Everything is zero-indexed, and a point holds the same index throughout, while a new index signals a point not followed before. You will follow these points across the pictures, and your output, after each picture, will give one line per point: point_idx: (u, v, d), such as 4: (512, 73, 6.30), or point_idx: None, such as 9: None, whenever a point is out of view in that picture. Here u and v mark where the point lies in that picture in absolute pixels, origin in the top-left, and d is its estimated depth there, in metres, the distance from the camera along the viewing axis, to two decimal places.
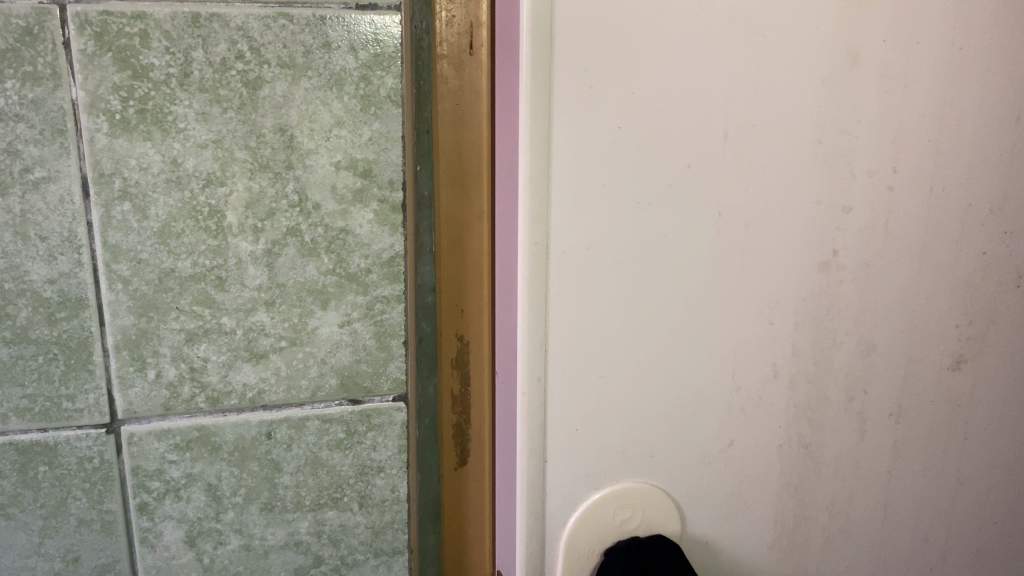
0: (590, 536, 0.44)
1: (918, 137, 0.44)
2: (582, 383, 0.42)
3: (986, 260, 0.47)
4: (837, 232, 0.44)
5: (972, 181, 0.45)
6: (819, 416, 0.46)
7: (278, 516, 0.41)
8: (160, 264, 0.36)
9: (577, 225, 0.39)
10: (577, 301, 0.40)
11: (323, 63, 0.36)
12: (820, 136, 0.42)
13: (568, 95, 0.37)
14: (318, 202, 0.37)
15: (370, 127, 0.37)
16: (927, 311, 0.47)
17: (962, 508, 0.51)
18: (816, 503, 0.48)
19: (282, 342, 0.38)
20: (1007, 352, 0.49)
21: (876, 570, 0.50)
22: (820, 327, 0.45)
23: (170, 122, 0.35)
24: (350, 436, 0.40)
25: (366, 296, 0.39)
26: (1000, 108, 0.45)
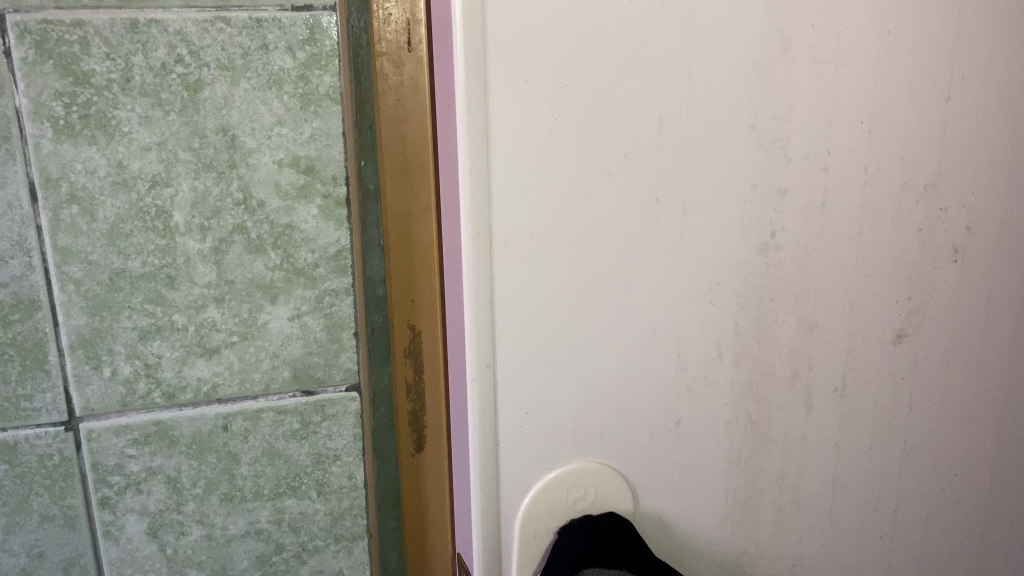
0: (543, 517, 0.46)
1: (852, 119, 0.45)
2: (531, 368, 0.43)
3: (923, 236, 0.48)
4: (775, 214, 0.45)
5: (906, 160, 0.47)
6: (764, 392, 0.48)
7: (238, 506, 0.42)
8: (110, 264, 0.37)
9: (518, 215, 0.40)
10: (523, 289, 0.42)
11: (261, 64, 0.37)
12: (755, 121, 0.43)
13: (503, 89, 0.38)
14: (263, 200, 0.38)
15: (311, 125, 0.38)
16: (868, 288, 0.48)
17: (907, 476, 0.53)
18: (766, 476, 0.49)
19: (234, 337, 0.40)
20: (947, 324, 0.50)
21: (827, 538, 0.52)
22: (762, 307, 0.46)
23: (114, 126, 0.36)
24: (305, 426, 0.41)
25: (315, 289, 0.40)
26: (931, 88, 0.46)
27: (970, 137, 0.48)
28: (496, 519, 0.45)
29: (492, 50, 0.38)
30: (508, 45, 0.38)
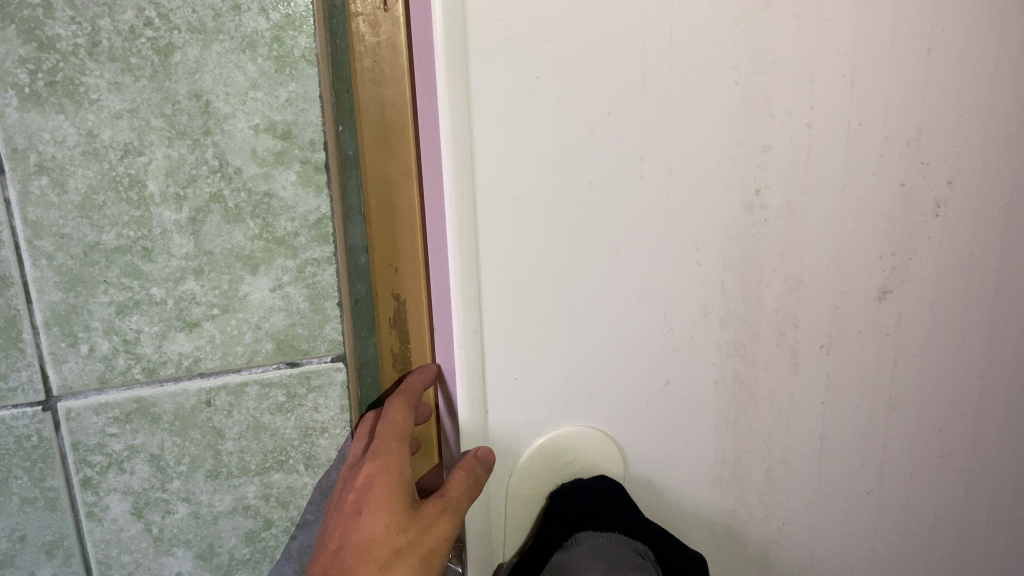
0: (532, 482, 0.47)
1: (834, 73, 0.45)
2: (519, 333, 0.43)
3: (905, 191, 0.48)
4: (759, 172, 0.45)
5: (888, 115, 0.47)
6: (751, 352, 0.48)
7: (224, 482, 0.41)
8: (83, 237, 0.36)
9: (503, 178, 0.40)
10: (509, 253, 0.41)
11: (234, 26, 0.36)
12: (738, 78, 0.42)
13: (483, 47, 0.37)
14: (239, 166, 0.37)
15: (287, 88, 0.37)
16: (852, 244, 0.48)
17: (890, 430, 0.54)
18: (754, 435, 0.50)
19: (214, 310, 0.39)
20: (930, 279, 0.51)
21: (815, 494, 0.53)
22: (748, 266, 0.46)
23: (82, 93, 0.35)
24: (290, 399, 0.41)
25: (296, 259, 0.39)
26: (912, 41, 0.46)
27: (952, 90, 0.48)
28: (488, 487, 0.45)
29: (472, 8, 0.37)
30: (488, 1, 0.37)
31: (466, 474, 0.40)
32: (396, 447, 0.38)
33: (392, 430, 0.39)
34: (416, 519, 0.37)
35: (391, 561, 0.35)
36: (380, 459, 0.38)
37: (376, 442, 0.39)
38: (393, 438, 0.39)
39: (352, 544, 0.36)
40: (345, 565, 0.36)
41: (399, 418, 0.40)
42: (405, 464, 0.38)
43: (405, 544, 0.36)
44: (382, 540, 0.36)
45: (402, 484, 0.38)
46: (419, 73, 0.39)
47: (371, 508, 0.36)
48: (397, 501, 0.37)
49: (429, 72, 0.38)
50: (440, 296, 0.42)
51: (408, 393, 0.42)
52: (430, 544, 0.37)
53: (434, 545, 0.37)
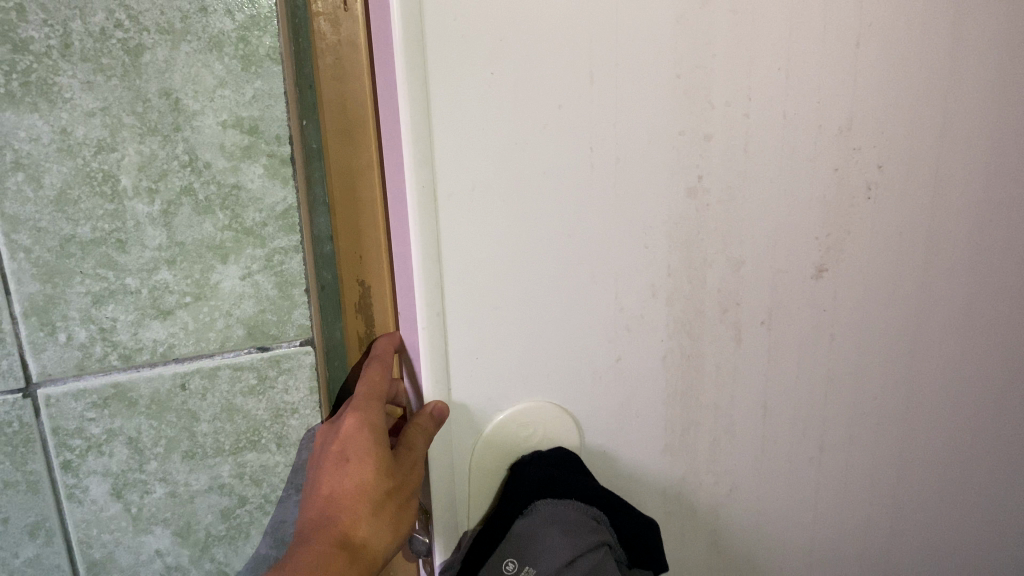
0: (494, 456, 0.49)
1: (770, 66, 0.47)
2: (478, 315, 0.45)
3: (838, 175, 0.52)
4: (701, 159, 0.47)
5: (821, 104, 0.50)
6: (697, 328, 0.51)
7: (199, 462, 0.43)
8: (60, 231, 0.38)
9: (460, 169, 0.42)
10: (467, 240, 0.43)
11: (201, 27, 0.37)
12: (680, 71, 0.45)
13: (440, 44, 0.40)
14: (209, 161, 0.39)
15: (253, 86, 0.39)
16: (790, 226, 0.51)
17: (829, 399, 0.57)
18: (701, 406, 0.53)
19: (187, 298, 0.41)
20: (863, 258, 0.54)
21: (759, 461, 0.57)
22: (693, 248, 0.49)
23: (55, 92, 0.36)
24: (261, 381, 0.43)
25: (264, 248, 0.41)
26: (842, 34, 0.49)
27: (880, 79, 0.51)
28: (450, 461, 0.48)
29: (429, 10, 0.39)
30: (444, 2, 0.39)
31: (431, 421, 0.45)
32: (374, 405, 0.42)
33: (371, 388, 0.43)
34: (396, 467, 0.43)
35: (380, 503, 0.41)
36: (365, 415, 0.42)
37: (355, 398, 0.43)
38: (371, 394, 0.43)
39: (344, 490, 0.41)
40: (338, 505, 0.40)
41: (376, 377, 0.44)
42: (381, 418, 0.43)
43: (390, 488, 0.42)
44: (372, 483, 0.41)
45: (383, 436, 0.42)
46: (379, 70, 0.41)
47: (361, 457, 0.41)
48: (382, 450, 0.41)
49: (390, 68, 0.40)
50: (405, 279, 0.45)
51: (382, 356, 0.45)
52: (406, 488, 0.43)
53: (409, 489, 0.43)
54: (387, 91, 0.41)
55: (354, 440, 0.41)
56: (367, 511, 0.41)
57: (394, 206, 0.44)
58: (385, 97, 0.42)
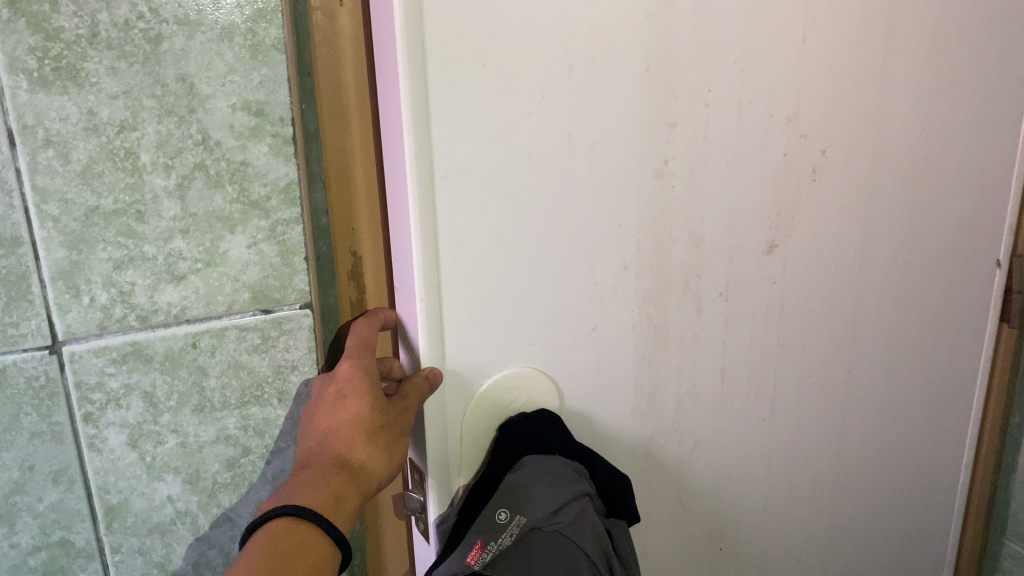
0: (484, 418, 0.54)
1: (727, 61, 0.53)
2: (469, 287, 0.49)
3: (787, 159, 0.58)
4: (666, 146, 0.53)
5: (772, 95, 0.56)
6: (663, 300, 0.57)
7: (208, 415, 0.47)
8: (85, 202, 0.42)
9: (454, 152, 0.46)
10: (459, 217, 0.48)
11: (214, 19, 0.42)
12: (649, 64, 0.50)
13: (437, 38, 0.43)
14: (219, 140, 0.43)
15: (259, 73, 0.43)
16: (744, 206, 0.58)
17: (779, 362, 0.64)
18: (667, 372, 0.59)
19: (198, 264, 0.45)
20: (810, 233, 0.62)
21: (720, 419, 0.63)
22: (660, 227, 0.55)
23: (83, 77, 0.40)
24: (264, 340, 0.47)
25: (268, 219, 0.45)
26: (789, 32, 0.55)
27: (822, 73, 0.58)
28: (443, 423, 0.52)
29: (427, 10, 0.43)
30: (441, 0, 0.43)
31: (426, 383, 0.48)
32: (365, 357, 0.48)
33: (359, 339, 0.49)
34: (388, 409, 0.47)
35: (374, 435, 0.46)
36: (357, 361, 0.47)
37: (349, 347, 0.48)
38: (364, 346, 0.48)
39: (341, 425, 0.45)
40: (335, 436, 0.45)
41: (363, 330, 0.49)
42: (373, 365, 0.48)
43: (384, 423, 0.46)
44: (368, 416, 0.45)
45: (375, 380, 0.47)
46: (380, 57, 0.45)
47: (356, 395, 0.46)
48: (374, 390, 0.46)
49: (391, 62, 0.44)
50: (404, 255, 0.48)
51: (370, 316, 0.51)
52: (399, 426, 0.47)
53: (402, 427, 0.47)
54: (387, 78, 0.45)
55: (349, 382, 0.46)
56: (363, 441, 0.45)
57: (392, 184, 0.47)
58: (386, 87, 0.46)
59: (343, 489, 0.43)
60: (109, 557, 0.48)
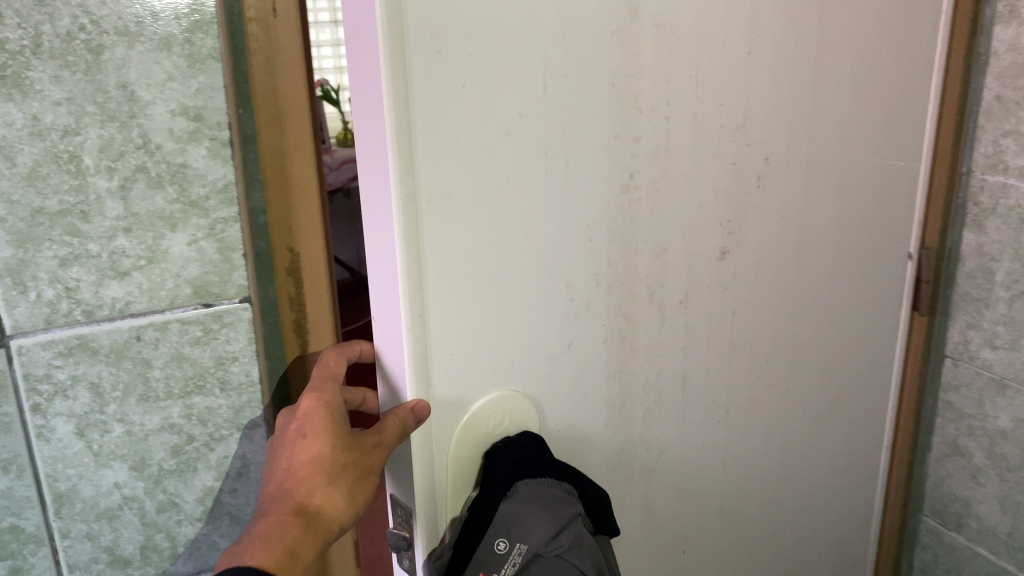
0: (468, 443, 0.57)
1: (686, 76, 0.57)
2: (452, 307, 0.52)
3: (737, 167, 0.63)
4: (631, 159, 0.57)
5: (724, 107, 0.60)
6: (630, 310, 0.61)
7: (153, 404, 0.50)
8: (31, 203, 0.45)
9: (436, 177, 0.49)
10: (441, 241, 0.50)
11: (153, 30, 0.44)
12: (615, 80, 0.54)
13: (420, 67, 0.46)
14: (160, 143, 0.46)
15: (197, 80, 0.46)
16: (699, 214, 0.62)
17: (733, 362, 0.69)
18: (634, 378, 0.63)
19: (141, 261, 0.47)
20: (759, 240, 0.66)
21: (681, 421, 0.67)
22: (625, 238, 0.59)
23: (28, 85, 0.43)
24: (206, 333, 0.50)
25: (207, 218, 0.48)
26: (737, 47, 0.59)
27: (767, 86, 0.62)
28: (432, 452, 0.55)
29: (411, 37, 0.45)
30: (424, 29, 0.45)
31: (408, 417, 0.50)
32: (328, 397, 0.50)
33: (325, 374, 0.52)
34: (356, 448, 0.49)
35: (331, 478, 0.48)
36: (318, 402, 0.49)
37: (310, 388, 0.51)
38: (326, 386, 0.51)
39: (300, 466, 0.48)
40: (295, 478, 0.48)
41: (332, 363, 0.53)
42: (337, 405, 0.50)
43: (344, 464, 0.48)
44: (327, 457, 0.48)
45: (335, 420, 0.50)
46: (360, 91, 0.47)
47: (314, 437, 0.48)
48: (335, 431, 0.49)
49: (371, 93, 0.46)
50: (381, 277, 0.50)
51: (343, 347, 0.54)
52: (364, 465, 0.49)
53: (368, 465, 0.49)
54: (364, 110, 0.47)
55: (308, 423, 0.49)
56: (317, 485, 0.48)
57: (372, 214, 0.49)
58: (362, 115, 0.47)
59: (294, 536, 0.46)
60: (59, 541, 0.51)
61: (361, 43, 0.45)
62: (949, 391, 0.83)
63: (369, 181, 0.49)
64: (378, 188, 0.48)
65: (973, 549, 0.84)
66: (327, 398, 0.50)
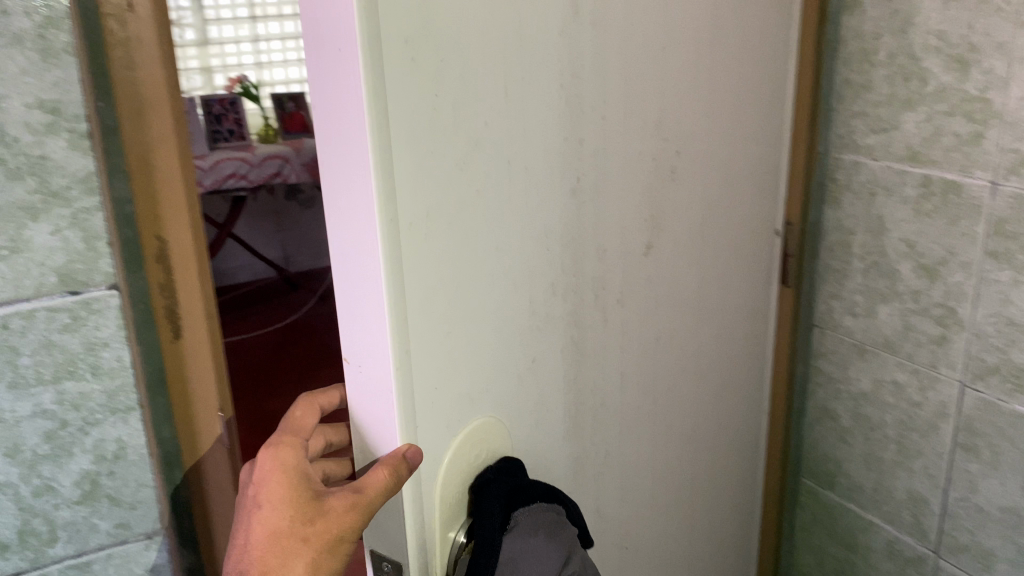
0: (457, 482, 0.56)
1: (618, 72, 0.60)
2: (435, 335, 0.51)
3: (656, 162, 0.66)
4: (577, 160, 0.59)
5: (645, 102, 0.64)
6: (580, 314, 0.63)
7: (23, 391, 0.52)
8: None
9: (414, 200, 0.47)
10: (421, 267, 0.48)
11: (3, 26, 0.46)
12: (563, 82, 0.56)
13: (397, 80, 0.44)
14: (16, 136, 0.48)
15: (52, 74, 0.48)
16: (630, 210, 0.65)
17: (657, 350, 0.73)
18: (584, 379, 0.65)
19: (3, 251, 0.49)
20: (676, 230, 0.71)
21: (620, 416, 0.70)
22: (574, 240, 0.61)
23: None
24: (74, 320, 0.52)
25: (69, 208, 0.50)
26: (654, 42, 0.63)
27: (676, 84, 0.66)
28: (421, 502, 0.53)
29: (386, 51, 0.43)
30: (397, 41, 0.44)
31: (392, 469, 0.48)
32: (290, 459, 0.51)
33: (289, 430, 0.54)
34: (319, 511, 0.49)
35: (295, 550, 0.48)
36: (277, 464, 0.50)
37: (270, 454, 0.51)
38: (290, 447, 0.52)
39: (261, 534, 0.48)
40: (260, 547, 0.48)
41: (298, 414, 0.55)
42: (300, 469, 0.51)
43: (310, 534, 0.48)
44: (285, 524, 0.48)
45: (297, 487, 0.50)
46: (334, 111, 0.44)
47: (273, 504, 0.49)
48: (295, 496, 0.49)
49: (346, 117, 0.44)
50: (361, 314, 0.48)
51: (309, 398, 0.56)
52: (332, 528, 0.48)
53: (336, 529, 0.48)
54: (341, 132, 0.44)
55: (268, 489, 0.49)
56: (280, 558, 0.48)
57: (350, 246, 0.47)
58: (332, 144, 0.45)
59: None
60: None
61: (330, 66, 0.43)
62: (817, 358, 0.89)
63: (341, 214, 0.46)
64: (355, 220, 0.45)
65: (844, 505, 0.90)
66: (291, 462, 0.51)
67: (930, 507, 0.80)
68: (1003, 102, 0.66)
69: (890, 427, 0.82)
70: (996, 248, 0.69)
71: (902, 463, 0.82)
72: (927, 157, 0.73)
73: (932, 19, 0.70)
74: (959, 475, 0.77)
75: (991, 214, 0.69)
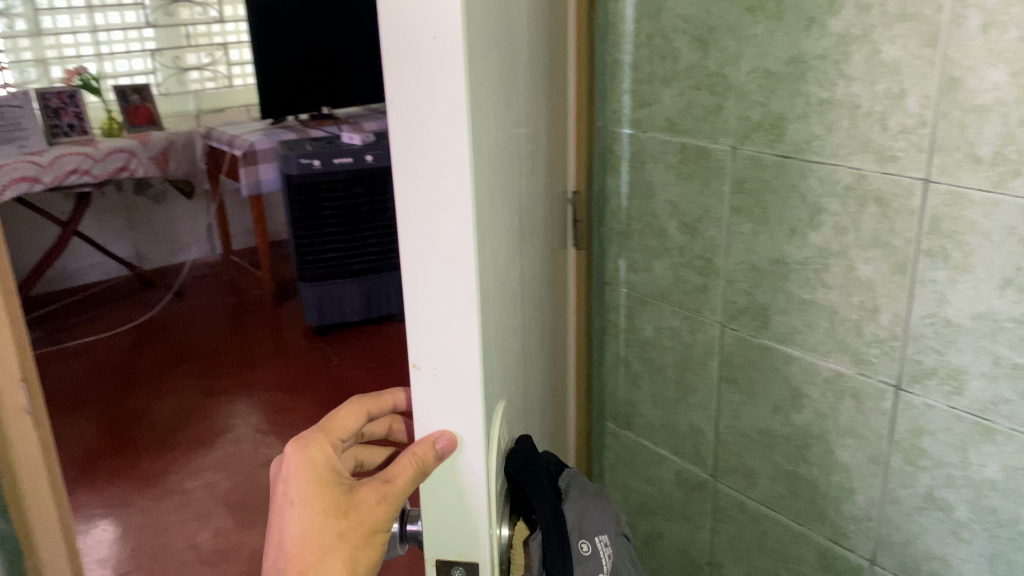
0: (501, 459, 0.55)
1: (517, 56, 0.63)
2: (489, 329, 0.49)
3: (529, 140, 0.71)
4: (512, 141, 0.60)
5: (521, 84, 0.68)
6: (518, 297, 0.65)
7: None
8: None
9: (482, 192, 0.45)
10: (484, 261, 0.46)
11: None
12: (506, 64, 0.57)
13: (476, 65, 0.41)
14: None
15: None
16: (522, 187, 0.69)
17: (535, 313, 0.79)
18: (517, 357, 0.68)
19: None
20: (535, 198, 0.78)
21: (528, 379, 0.76)
22: (513, 224, 0.62)
23: None
24: None
25: None
26: (518, 33, 0.67)
27: (528, 67, 0.73)
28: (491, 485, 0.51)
29: (472, 36, 0.41)
30: (475, 23, 0.41)
31: (420, 460, 0.47)
32: (323, 456, 0.52)
33: (325, 430, 0.54)
34: (353, 507, 0.50)
35: (331, 544, 0.49)
36: (308, 460, 0.52)
37: (300, 452, 0.52)
38: (324, 445, 0.53)
39: (296, 528, 0.50)
40: (295, 540, 0.50)
41: (342, 414, 0.56)
42: (330, 464, 0.52)
43: (342, 528, 0.49)
44: (321, 519, 0.50)
45: (325, 482, 0.51)
46: (425, 100, 0.39)
47: (307, 499, 0.50)
48: (328, 490, 0.51)
49: (441, 98, 0.39)
50: (444, 320, 0.44)
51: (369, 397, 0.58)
52: (364, 519, 0.49)
53: (367, 519, 0.50)
54: (438, 122, 0.40)
55: (300, 486, 0.51)
56: (316, 554, 0.49)
57: (440, 250, 0.42)
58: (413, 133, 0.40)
59: None
60: None
61: (404, 55, 0.39)
62: (610, 311, 0.99)
63: (418, 213, 0.42)
64: (438, 226, 0.42)
65: (641, 442, 1.00)
66: (320, 460, 0.52)
67: (706, 436, 0.92)
68: (736, 77, 0.78)
69: (671, 367, 0.93)
70: (738, 204, 0.81)
71: (682, 399, 0.93)
72: (682, 127, 0.84)
73: (678, 6, 0.81)
74: (725, 404, 0.89)
75: (732, 174, 0.80)
